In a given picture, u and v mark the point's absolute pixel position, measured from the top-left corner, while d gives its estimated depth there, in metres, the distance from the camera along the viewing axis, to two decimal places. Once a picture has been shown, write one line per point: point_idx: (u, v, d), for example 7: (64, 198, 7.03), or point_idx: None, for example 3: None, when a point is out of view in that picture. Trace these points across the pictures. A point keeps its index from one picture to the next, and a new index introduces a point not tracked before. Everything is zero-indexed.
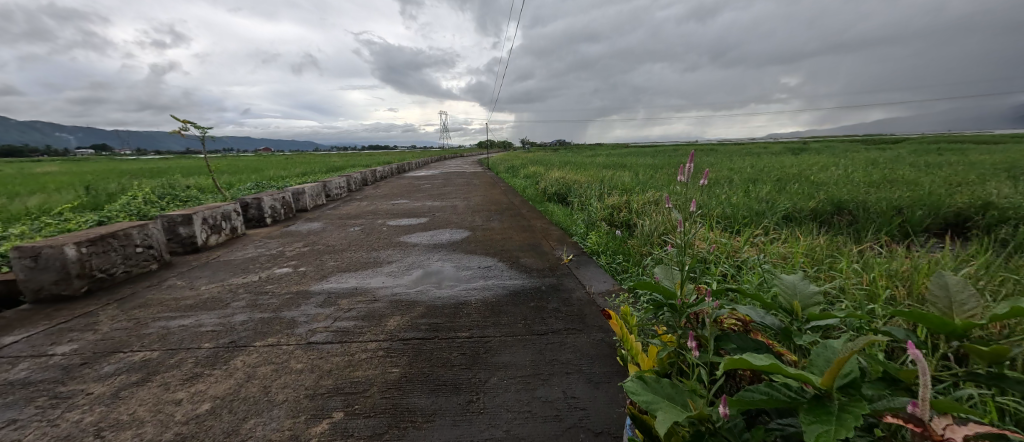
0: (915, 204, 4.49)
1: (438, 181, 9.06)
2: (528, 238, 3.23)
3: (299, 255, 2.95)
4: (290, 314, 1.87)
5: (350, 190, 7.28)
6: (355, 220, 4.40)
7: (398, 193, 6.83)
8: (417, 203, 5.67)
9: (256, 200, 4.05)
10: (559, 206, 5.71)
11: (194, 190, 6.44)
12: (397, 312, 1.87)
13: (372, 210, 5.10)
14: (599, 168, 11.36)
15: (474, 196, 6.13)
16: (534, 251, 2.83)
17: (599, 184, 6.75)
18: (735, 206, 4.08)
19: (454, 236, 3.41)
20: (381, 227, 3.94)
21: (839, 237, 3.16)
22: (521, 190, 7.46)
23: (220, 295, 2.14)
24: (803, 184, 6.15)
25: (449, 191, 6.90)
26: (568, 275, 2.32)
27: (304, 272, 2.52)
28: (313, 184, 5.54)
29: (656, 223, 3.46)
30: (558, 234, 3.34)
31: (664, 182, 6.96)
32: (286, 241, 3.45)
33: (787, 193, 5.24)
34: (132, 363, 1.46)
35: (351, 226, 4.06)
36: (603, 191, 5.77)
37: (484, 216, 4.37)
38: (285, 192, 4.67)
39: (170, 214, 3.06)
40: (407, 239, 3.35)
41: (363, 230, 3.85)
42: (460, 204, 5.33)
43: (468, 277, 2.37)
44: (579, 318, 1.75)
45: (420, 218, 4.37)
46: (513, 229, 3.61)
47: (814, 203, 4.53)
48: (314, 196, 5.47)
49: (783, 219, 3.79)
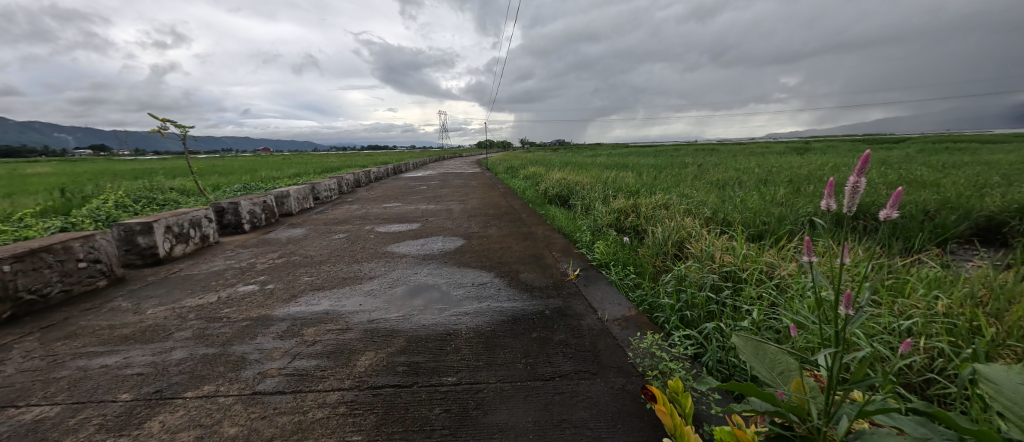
0: (944, 207, 4.18)
1: (434, 182, 8.74)
2: (529, 248, 2.91)
3: (271, 268, 2.62)
4: (241, 348, 1.54)
5: (342, 192, 6.96)
6: (341, 226, 4.07)
7: (391, 196, 6.50)
8: (410, 206, 5.34)
9: (233, 205, 3.73)
10: (561, 210, 5.37)
11: (177, 193, 6.12)
12: (371, 346, 1.54)
13: (361, 214, 4.77)
14: (601, 168, 11.03)
15: (471, 199, 5.81)
16: (536, 264, 2.51)
17: (603, 186, 6.41)
18: (754, 210, 3.75)
19: (446, 246, 3.08)
20: (368, 235, 3.62)
21: (875, 246, 2.84)
22: (521, 192, 7.13)
23: (165, 322, 1.81)
24: (818, 186, 5.81)
25: (445, 193, 6.57)
26: (576, 295, 1.99)
27: (271, 290, 2.19)
28: (299, 186, 5.22)
29: (671, 231, 3.12)
30: (562, 243, 3.01)
31: (671, 184, 6.64)
32: (261, 251, 3.13)
33: (805, 196, 4.91)
34: (18, 425, 1.13)
35: (336, 233, 3.73)
36: (607, 193, 5.45)
37: (481, 221, 4.04)
38: (267, 195, 4.35)
39: (128, 222, 2.75)
40: (395, 249, 3.02)
41: (349, 237, 3.53)
42: (456, 208, 5.00)
43: (460, 296, 2.04)
44: (592, 355, 1.43)
45: (411, 223, 4.04)
46: (513, 237, 3.29)
47: (836, 207, 4.20)
48: (300, 200, 5.15)
49: (808, 225, 3.46)
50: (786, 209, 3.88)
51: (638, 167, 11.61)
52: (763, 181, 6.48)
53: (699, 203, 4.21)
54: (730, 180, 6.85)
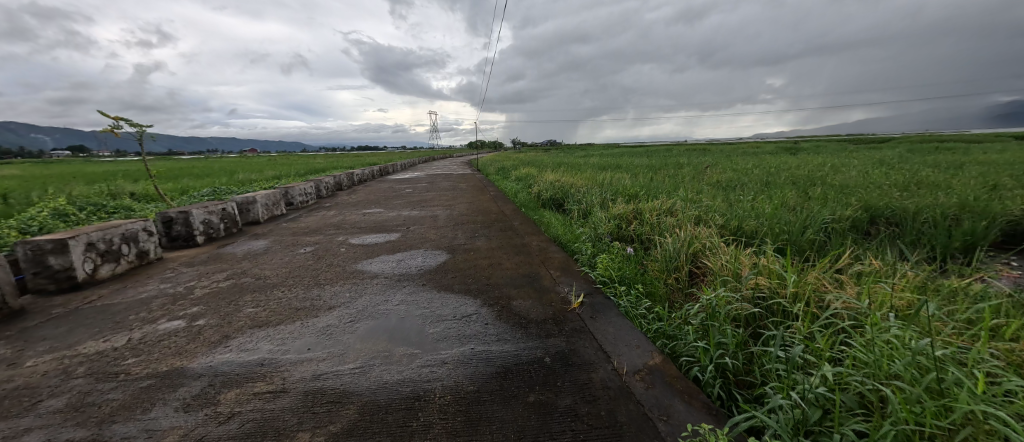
0: (963, 211, 3.93)
1: (422, 185, 8.27)
2: (523, 264, 2.52)
3: (211, 294, 2.16)
4: (123, 430, 1.10)
5: (320, 196, 6.46)
6: (311, 237, 3.61)
7: (373, 200, 6.04)
8: (392, 213, 4.88)
9: (183, 214, 3.26)
10: (557, 215, 4.99)
11: (136, 200, 5.57)
12: (307, 423, 1.11)
13: (336, 222, 4.30)
14: (595, 169, 10.71)
15: (459, 203, 5.38)
16: (531, 288, 2.11)
17: (600, 189, 6.04)
18: (770, 218, 3.42)
19: (427, 263, 2.66)
20: (338, 248, 3.17)
21: (913, 259, 2.51)
22: (513, 195, 6.73)
23: (41, 382, 1.36)
24: (824, 188, 5.56)
25: (431, 197, 6.13)
26: (581, 333, 1.60)
27: (200, 328, 1.74)
28: (268, 191, 4.74)
29: (682, 243, 2.77)
30: (560, 258, 2.63)
31: (670, 186, 6.32)
32: (208, 270, 2.65)
33: (815, 199, 4.63)
34: None
35: (302, 247, 3.27)
36: (605, 197, 5.09)
37: (469, 231, 3.62)
38: (228, 202, 3.87)
39: (38, 239, 2.27)
40: (367, 267, 2.59)
41: (317, 252, 3.08)
42: (442, 215, 4.57)
43: (436, 335, 1.62)
44: (612, 437, 1.04)
45: (390, 234, 3.60)
46: (504, 250, 2.88)
47: (852, 212, 3.92)
48: (269, 206, 4.66)
49: (830, 234, 3.14)
50: (801, 216, 3.56)
51: (632, 168, 11.32)
52: (764, 183, 6.22)
53: (707, 208, 3.87)
54: (730, 182, 6.57)
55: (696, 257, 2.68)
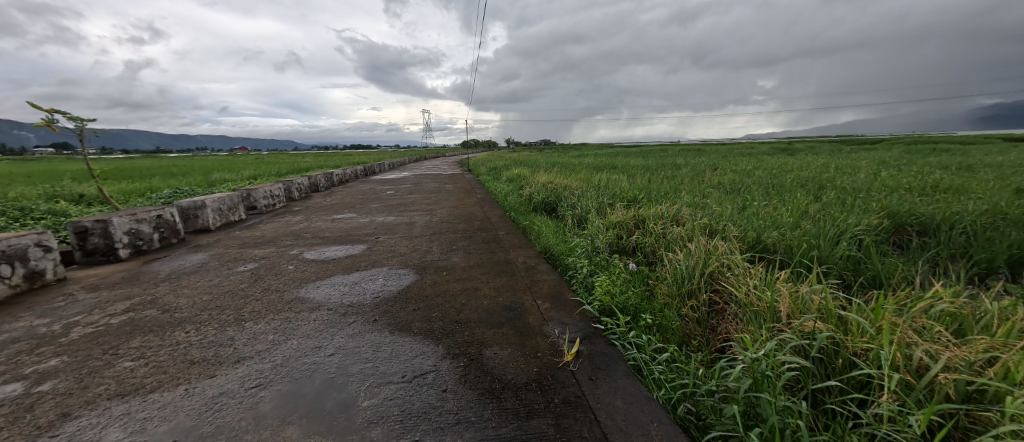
0: (998, 219, 3.54)
1: (405, 186, 7.72)
2: (504, 291, 2.03)
3: (88, 337, 1.63)
4: None
5: (291, 199, 5.91)
6: (260, 250, 3.07)
7: (347, 204, 5.50)
8: (365, 218, 4.37)
9: (102, 224, 2.72)
10: (549, 222, 4.51)
11: (78, 205, 4.95)
12: None
13: (298, 230, 3.78)
14: (590, 170, 10.31)
15: (442, 208, 4.89)
16: (511, 328, 1.63)
17: (596, 191, 5.57)
18: (791, 229, 2.98)
19: (387, 287, 2.16)
20: (287, 264, 2.65)
21: (974, 283, 2.08)
22: (502, 197, 6.26)
23: None
24: (835, 191, 5.17)
25: (412, 200, 5.61)
26: (579, 410, 1.12)
27: (33, 401, 1.21)
28: (223, 194, 4.19)
29: (695, 261, 2.33)
30: (551, 282, 2.15)
31: (670, 189, 5.92)
32: (111, 297, 2.11)
33: (832, 204, 4.22)
34: None
35: (244, 262, 2.73)
36: (602, 201, 4.64)
37: (445, 243, 3.11)
38: (166, 207, 3.32)
39: None
40: (310, 294, 2.07)
41: (259, 269, 2.55)
42: (420, 222, 4.04)
43: (370, 413, 1.13)
44: None
45: (355, 246, 3.10)
46: (484, 269, 2.39)
47: (877, 220, 3.50)
48: (224, 212, 4.11)
49: (863, 247, 2.71)
50: (826, 225, 3.12)
51: (629, 168, 10.89)
52: (771, 186, 5.80)
53: (718, 216, 3.43)
54: (734, 185, 6.15)
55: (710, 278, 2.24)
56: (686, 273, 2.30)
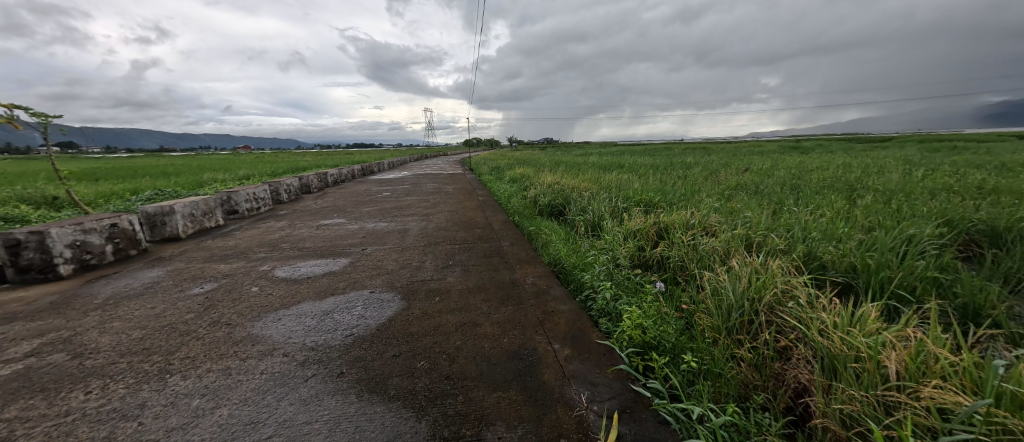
0: None
1: (402, 187, 7.29)
2: (510, 328, 1.60)
3: None
4: None
5: (279, 201, 5.50)
6: (228, 264, 2.66)
7: (338, 207, 5.08)
8: (355, 224, 3.96)
9: (38, 236, 2.32)
10: (558, 228, 4.09)
11: (44, 210, 4.56)
12: None
13: (278, 239, 3.37)
14: (596, 169, 9.91)
15: (441, 212, 4.48)
16: (521, 391, 1.20)
17: (607, 194, 5.12)
18: (847, 240, 2.55)
19: (365, 320, 1.73)
20: (253, 284, 2.24)
21: None
22: (506, 200, 5.84)
23: None
24: (871, 194, 4.71)
25: (408, 203, 5.20)
26: None
27: None
28: (197, 198, 3.78)
29: (742, 286, 1.93)
30: (569, 313, 1.73)
31: (687, 191, 5.48)
32: (21, 333, 1.69)
33: (876, 210, 3.77)
34: None
35: (202, 282, 2.30)
36: (616, 205, 4.21)
37: (441, 257, 2.68)
38: (124, 215, 2.91)
39: None
40: (267, 330, 1.64)
41: (215, 292, 2.12)
42: (414, 229, 3.61)
43: None
44: None
45: (337, 260, 2.68)
46: (486, 295, 1.97)
47: (938, 227, 3.05)
48: (198, 217, 3.71)
49: (940, 264, 2.27)
50: (887, 234, 2.68)
51: (637, 167, 10.42)
52: (798, 188, 5.35)
53: (755, 224, 3.01)
54: (756, 187, 5.70)
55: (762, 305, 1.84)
56: (732, 300, 1.90)
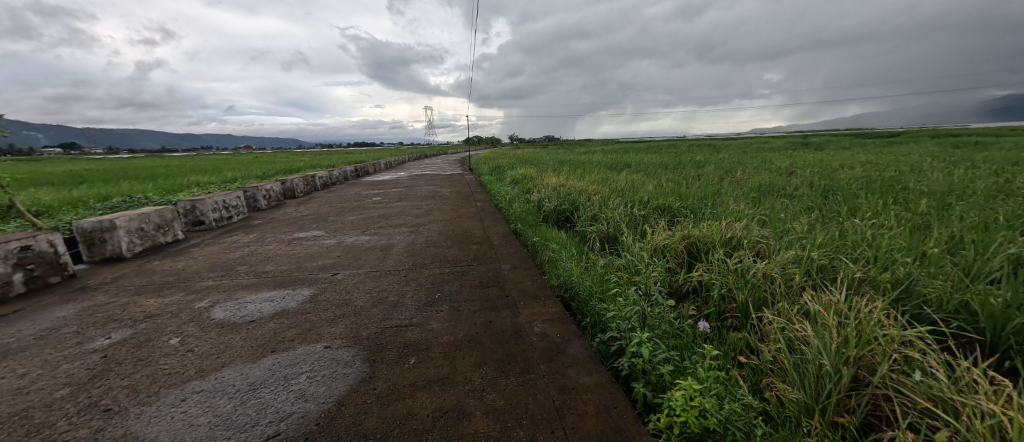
0: None
1: (396, 191, 6.78)
2: (514, 426, 1.07)
3: None
4: None
5: (256, 208, 4.98)
6: (161, 297, 2.14)
7: (319, 215, 4.55)
8: (333, 238, 3.45)
9: None
10: (567, 240, 3.55)
11: None
12: None
13: (237, 259, 2.84)
14: (603, 169, 9.37)
15: (433, 222, 3.96)
16: None
17: (620, 198, 4.58)
18: (940, 259, 2.00)
19: (305, 402, 1.21)
20: (177, 330, 1.71)
21: None
22: (507, 204, 5.31)
23: None
24: (920, 198, 4.16)
25: (398, 211, 4.67)
26: None
27: None
28: (150, 209, 3.27)
29: (834, 344, 1.40)
30: (599, 392, 1.19)
31: (708, 194, 4.94)
32: None
33: (939, 218, 3.22)
34: None
35: (114, 327, 1.78)
36: (632, 214, 3.68)
37: (426, 288, 2.16)
38: (45, 235, 2.41)
39: None
40: (153, 426, 1.11)
41: (120, 345, 1.59)
42: (399, 246, 3.08)
43: None
44: None
45: (298, 291, 2.16)
46: (480, 354, 1.44)
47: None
48: (150, 231, 3.21)
49: None
50: (985, 253, 2.14)
51: (644, 167, 9.86)
52: (832, 192, 4.79)
53: (811, 240, 2.47)
54: (783, 190, 5.14)
55: (861, 374, 1.33)
56: (821, 364, 1.37)
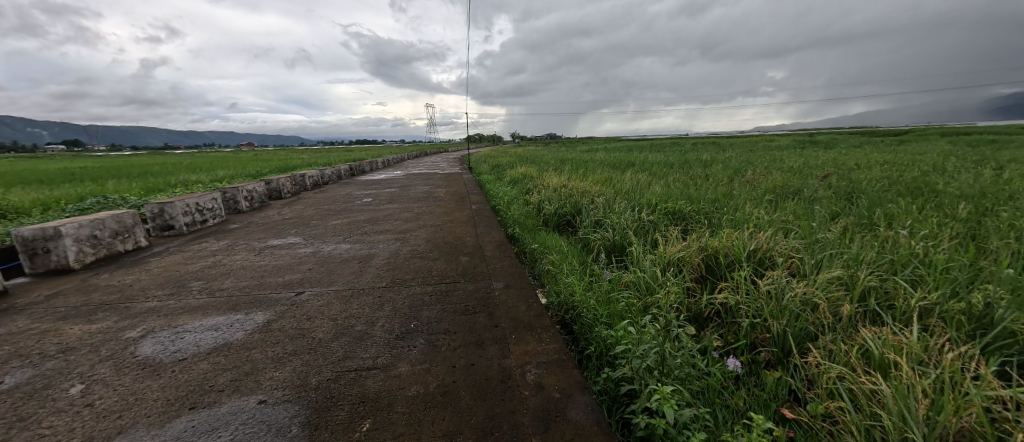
0: None
1: (388, 191, 6.46)
2: None
3: None
4: None
5: (237, 211, 4.67)
6: (90, 324, 1.81)
7: (301, 219, 4.22)
8: (310, 246, 3.12)
9: None
10: (569, 249, 3.21)
11: None
12: None
13: (196, 272, 2.52)
14: (606, 168, 9.00)
15: (422, 228, 3.62)
16: None
17: (627, 201, 4.22)
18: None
19: None
20: (87, 373, 1.39)
21: None
22: (505, 206, 4.97)
23: None
24: (957, 202, 3.79)
25: (387, 215, 4.34)
26: None
27: None
28: (108, 214, 2.96)
29: (924, 410, 1.05)
30: None
31: (721, 197, 4.57)
32: None
33: (989, 227, 2.85)
34: None
35: (13, 367, 1.45)
36: (642, 220, 3.32)
37: (402, 314, 1.82)
38: None
39: None
40: None
41: (5, 397, 1.26)
42: (380, 257, 2.74)
43: None
44: None
45: (251, 316, 1.83)
46: (454, 418, 1.11)
47: None
48: (106, 238, 2.90)
49: None
50: None
51: (650, 166, 9.49)
52: (857, 194, 4.42)
53: (855, 255, 2.11)
54: (802, 192, 4.78)
55: None
56: (907, 438, 1.03)
